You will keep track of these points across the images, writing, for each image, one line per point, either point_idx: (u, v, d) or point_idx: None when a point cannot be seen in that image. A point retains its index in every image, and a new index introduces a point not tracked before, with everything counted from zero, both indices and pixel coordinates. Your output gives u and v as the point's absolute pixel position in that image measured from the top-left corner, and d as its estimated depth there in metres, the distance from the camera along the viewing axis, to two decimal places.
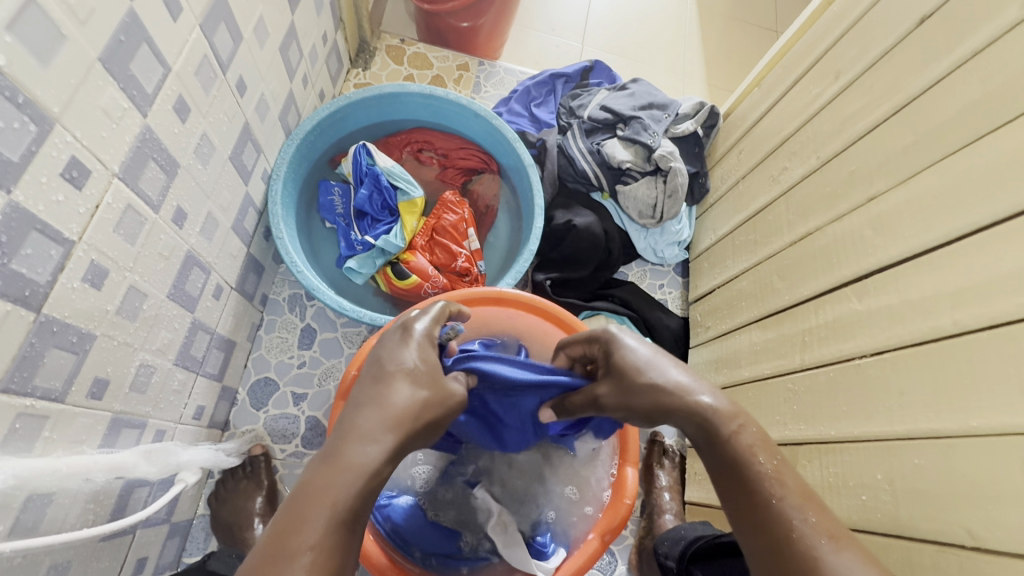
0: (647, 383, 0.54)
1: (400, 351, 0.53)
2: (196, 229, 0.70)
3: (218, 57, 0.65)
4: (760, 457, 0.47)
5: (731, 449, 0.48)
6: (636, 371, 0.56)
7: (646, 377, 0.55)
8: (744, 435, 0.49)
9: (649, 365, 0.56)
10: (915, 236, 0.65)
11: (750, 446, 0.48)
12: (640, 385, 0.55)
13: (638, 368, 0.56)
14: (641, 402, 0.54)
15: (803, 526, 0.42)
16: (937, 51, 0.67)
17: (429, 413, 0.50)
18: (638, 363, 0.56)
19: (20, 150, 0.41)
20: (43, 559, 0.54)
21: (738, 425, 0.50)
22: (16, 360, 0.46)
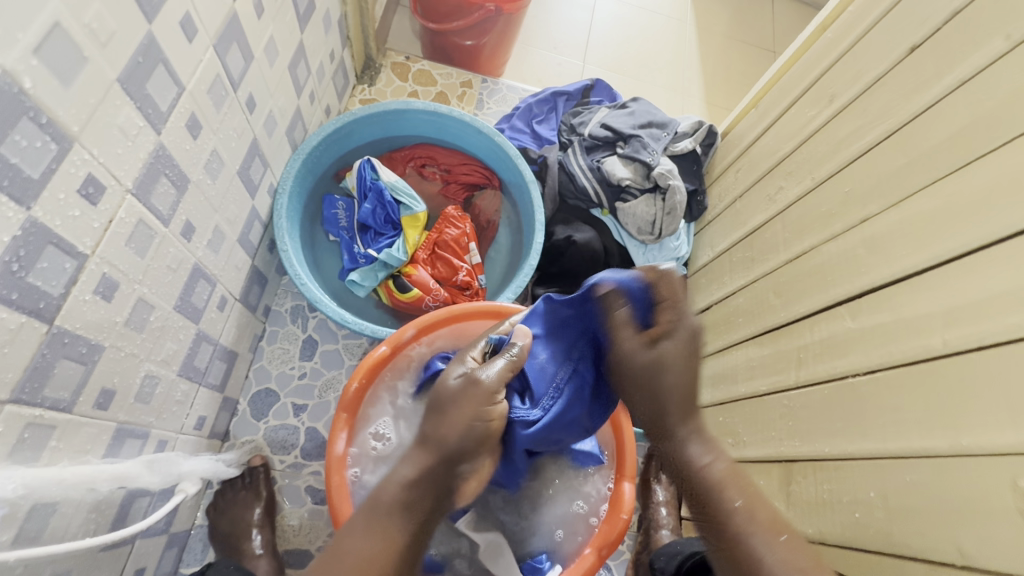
0: (690, 355, 0.61)
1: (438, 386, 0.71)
2: (203, 242, 0.71)
3: (230, 76, 0.67)
4: (731, 494, 0.57)
5: (703, 483, 0.58)
6: (689, 343, 0.61)
7: (693, 347, 0.61)
8: (711, 465, 0.59)
9: (698, 335, 0.62)
10: (907, 257, 0.66)
11: (721, 476, 0.58)
12: (688, 355, 0.60)
13: (693, 337, 0.61)
14: (670, 381, 0.60)
15: (770, 557, 0.53)
16: (927, 78, 0.70)
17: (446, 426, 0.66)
18: (690, 332, 0.61)
19: (41, 168, 0.43)
20: (45, 568, 0.55)
21: (709, 458, 0.59)
22: (27, 371, 0.47)
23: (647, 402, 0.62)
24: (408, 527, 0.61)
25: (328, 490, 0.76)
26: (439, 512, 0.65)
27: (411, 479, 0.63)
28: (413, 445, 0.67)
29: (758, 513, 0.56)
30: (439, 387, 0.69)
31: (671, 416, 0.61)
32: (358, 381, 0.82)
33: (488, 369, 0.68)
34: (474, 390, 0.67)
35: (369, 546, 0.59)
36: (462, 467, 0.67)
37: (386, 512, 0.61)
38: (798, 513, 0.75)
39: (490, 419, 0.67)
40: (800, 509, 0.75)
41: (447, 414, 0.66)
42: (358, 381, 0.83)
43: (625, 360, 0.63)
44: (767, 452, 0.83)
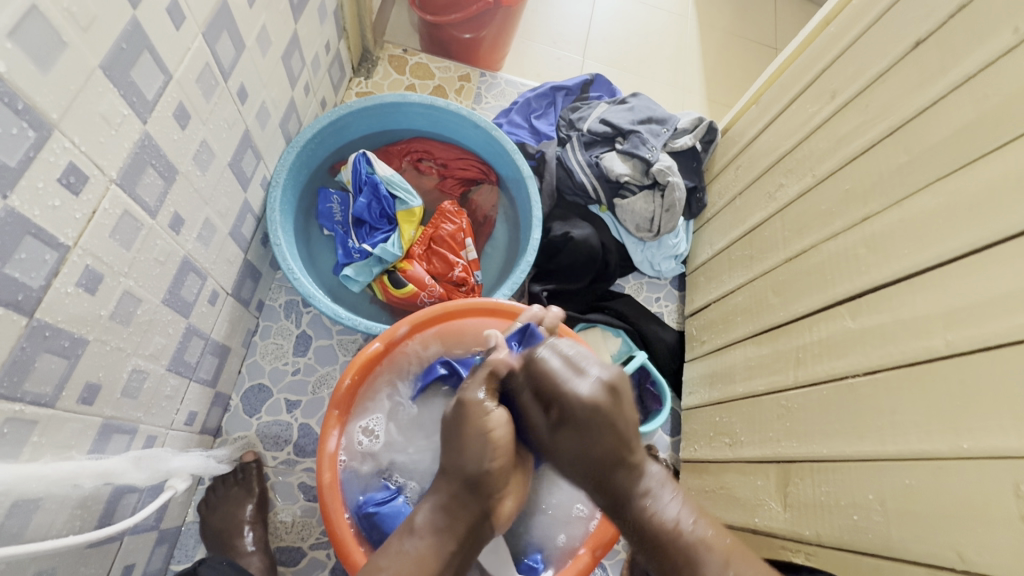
0: (598, 425, 0.62)
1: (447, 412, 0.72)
2: (193, 234, 0.70)
3: (220, 65, 0.66)
4: (687, 534, 0.59)
5: (659, 532, 0.59)
6: (589, 416, 0.62)
7: (594, 415, 0.61)
8: (660, 510, 0.61)
9: (601, 400, 0.62)
10: (909, 257, 0.65)
11: (674, 523, 0.59)
12: (592, 427, 0.62)
13: (591, 412, 0.61)
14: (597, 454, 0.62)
15: None
16: (931, 73, 0.68)
17: (465, 452, 0.67)
18: (584, 405, 0.62)
19: (18, 155, 0.41)
20: (28, 566, 0.54)
21: (660, 505, 0.61)
22: (7, 364, 0.46)
23: (583, 475, 0.64)
24: (445, 549, 0.63)
25: (320, 490, 0.75)
26: (475, 533, 0.66)
27: (440, 504, 0.66)
28: (437, 474, 0.69)
29: (709, 556, 0.57)
30: (445, 417, 0.71)
31: (615, 476, 0.63)
32: (351, 377, 0.81)
33: (479, 385, 0.71)
34: (468, 407, 0.69)
35: (403, 565, 0.60)
36: (490, 489, 0.67)
37: (420, 534, 0.63)
38: (796, 515, 0.74)
39: (492, 430, 0.67)
40: (797, 511, 0.74)
41: (458, 436, 0.67)
42: (350, 378, 0.81)
43: (550, 454, 0.67)
44: (764, 453, 0.81)
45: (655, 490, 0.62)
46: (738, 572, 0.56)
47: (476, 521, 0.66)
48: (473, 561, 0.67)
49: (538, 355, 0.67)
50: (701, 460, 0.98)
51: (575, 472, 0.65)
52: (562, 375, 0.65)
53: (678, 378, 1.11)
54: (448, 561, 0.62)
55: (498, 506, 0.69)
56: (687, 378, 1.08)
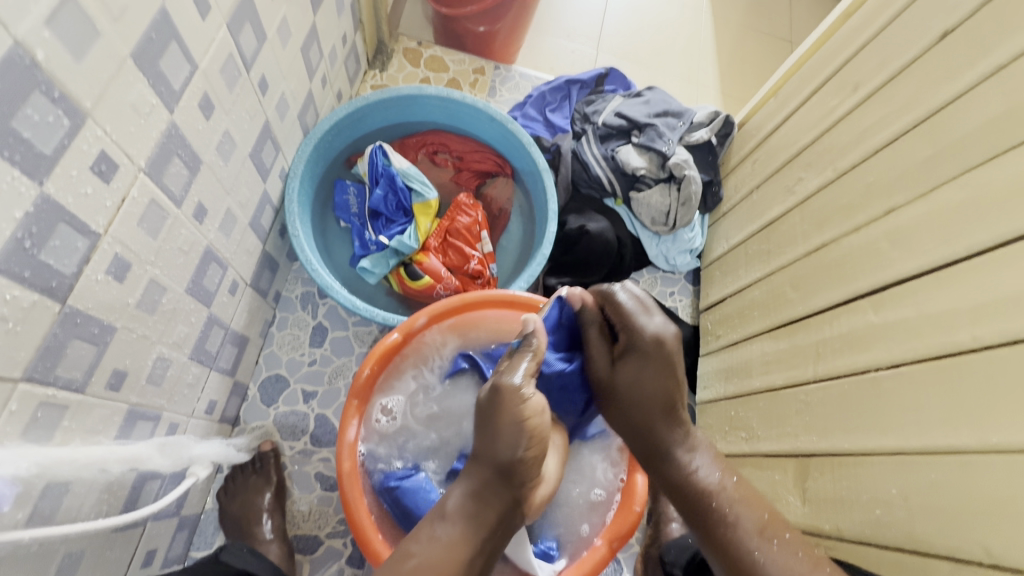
0: (659, 360, 0.67)
1: (479, 397, 0.70)
2: (215, 225, 0.71)
3: (243, 56, 0.66)
4: (729, 488, 0.61)
5: (698, 488, 0.61)
6: (653, 349, 0.68)
7: (659, 349, 0.68)
8: (698, 464, 0.63)
9: (666, 336, 0.68)
10: (934, 251, 0.64)
11: (717, 482, 0.61)
12: (654, 360, 0.67)
13: (657, 345, 0.68)
14: (651, 390, 0.67)
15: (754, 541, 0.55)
16: (959, 65, 0.67)
17: (495, 442, 0.65)
18: (650, 338, 0.68)
19: (53, 143, 0.42)
20: (57, 548, 0.55)
21: (697, 464, 0.63)
22: (40, 350, 0.46)
23: (635, 413, 0.68)
24: (476, 537, 0.61)
25: (340, 478, 0.76)
26: (507, 523, 0.65)
27: (471, 491, 0.65)
28: (469, 460, 0.67)
29: (746, 510, 0.58)
30: (478, 404, 0.69)
31: (659, 427, 0.67)
32: (370, 367, 0.82)
33: (514, 372, 0.69)
34: (505, 397, 0.66)
35: (434, 552, 0.59)
36: (524, 478, 0.65)
37: (451, 520, 0.62)
38: (814, 510, 0.74)
39: (528, 419, 0.65)
40: (815, 506, 0.74)
41: (492, 423, 0.65)
42: (370, 368, 0.82)
43: (603, 386, 0.72)
44: (782, 447, 0.81)
45: (700, 448, 0.65)
46: (776, 533, 0.56)
47: (508, 509, 0.65)
48: (502, 551, 0.65)
49: (610, 291, 0.73)
50: None
51: (626, 410, 0.69)
52: (631, 311, 0.70)
53: (692, 372, 1.11)
54: (478, 550, 0.61)
55: (528, 494, 0.68)
56: (701, 373, 1.08)
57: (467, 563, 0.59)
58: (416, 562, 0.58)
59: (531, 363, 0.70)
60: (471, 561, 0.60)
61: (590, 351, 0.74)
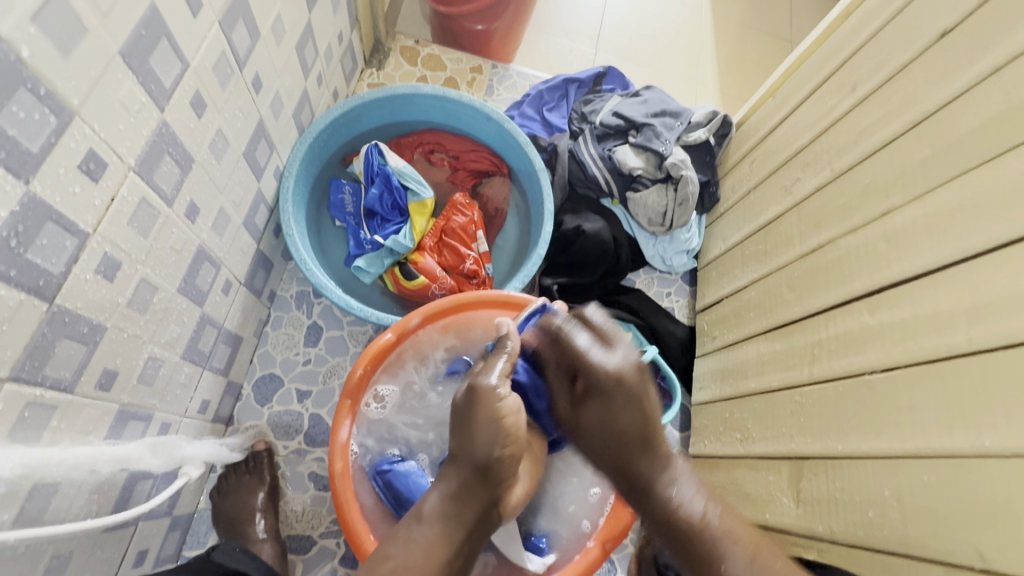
0: (620, 396, 0.65)
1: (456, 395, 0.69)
2: (208, 224, 0.70)
3: (236, 54, 0.66)
4: (715, 523, 0.57)
5: (683, 525, 0.57)
6: (612, 387, 0.66)
7: (617, 384, 0.65)
8: (682, 494, 0.59)
9: (625, 371, 0.66)
10: (930, 252, 0.64)
11: (702, 517, 0.57)
12: (614, 395, 0.65)
13: (615, 380, 0.66)
14: (619, 424, 0.64)
15: None
16: (957, 65, 0.67)
17: (469, 443, 0.64)
18: (609, 374, 0.66)
19: (40, 141, 0.42)
20: (46, 549, 0.55)
21: (682, 496, 0.59)
22: (27, 350, 0.46)
23: (605, 452, 0.65)
24: (454, 537, 0.60)
25: (332, 478, 0.75)
26: (483, 523, 0.63)
27: (448, 493, 0.62)
28: (446, 460, 0.65)
29: (736, 550, 0.54)
30: (454, 404, 0.68)
31: (633, 460, 0.63)
32: (363, 367, 0.81)
33: (489, 373, 0.69)
34: (481, 395, 0.66)
35: (412, 556, 0.57)
36: (499, 477, 0.64)
37: (428, 522, 0.61)
38: (809, 512, 0.74)
39: (504, 418, 0.64)
40: (809, 508, 0.74)
41: (468, 422, 0.64)
42: (362, 368, 0.81)
43: (574, 433, 0.71)
44: (776, 448, 0.81)
45: (681, 478, 0.61)
46: (766, 564, 0.53)
47: (485, 508, 0.63)
48: (481, 549, 0.64)
49: (561, 330, 0.72)
50: (710, 455, 0.98)
51: (599, 456, 0.66)
52: (586, 348, 0.69)
53: (688, 372, 1.10)
54: (455, 551, 0.60)
55: (504, 492, 0.66)
56: (697, 373, 1.07)
57: (446, 565, 0.58)
58: (394, 565, 0.57)
59: (507, 363, 0.71)
60: (449, 563, 0.59)
61: (556, 394, 0.74)
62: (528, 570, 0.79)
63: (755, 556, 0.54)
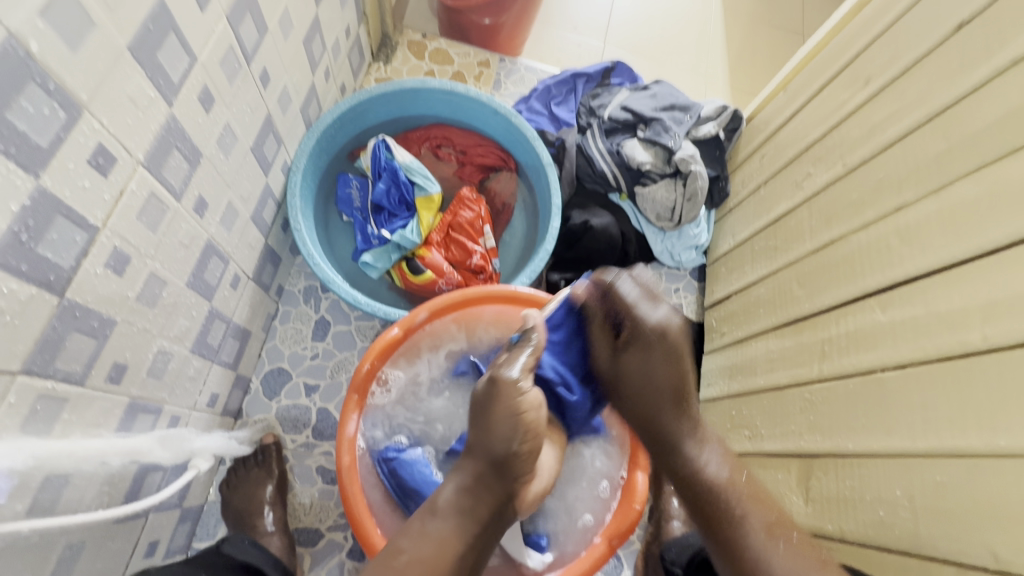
0: (661, 350, 0.68)
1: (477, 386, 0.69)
2: (217, 218, 0.71)
3: (243, 48, 0.66)
4: (738, 482, 0.60)
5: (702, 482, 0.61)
6: (656, 339, 0.68)
7: (662, 339, 0.68)
8: (709, 460, 0.63)
9: (670, 327, 0.68)
10: (946, 248, 0.63)
11: (726, 478, 0.60)
12: (658, 348, 0.68)
13: (661, 334, 0.68)
14: (658, 377, 0.67)
15: (759, 538, 0.54)
16: (976, 56, 0.65)
17: (487, 437, 0.64)
18: (654, 328, 0.68)
19: (49, 136, 0.42)
20: (58, 539, 0.55)
21: (706, 458, 0.63)
22: (39, 343, 0.46)
23: (639, 400, 0.69)
24: (468, 532, 0.59)
25: (339, 472, 0.76)
26: (498, 520, 0.63)
27: (464, 486, 0.62)
28: (463, 454, 0.65)
29: (754, 507, 0.57)
30: (473, 397, 0.68)
31: (662, 414, 0.67)
32: (370, 362, 0.81)
33: (510, 366, 0.69)
34: (502, 388, 0.66)
35: (424, 550, 0.57)
36: (518, 470, 0.63)
37: (442, 516, 0.60)
38: (817, 510, 0.73)
39: (524, 412, 0.64)
40: (818, 506, 0.73)
41: (488, 415, 0.64)
42: (370, 362, 0.82)
43: (610, 379, 0.73)
44: (786, 446, 0.80)
45: (709, 442, 0.65)
46: (784, 533, 0.55)
47: (499, 504, 0.62)
48: (495, 546, 0.63)
49: (611, 282, 0.72)
50: None
51: (633, 400, 0.70)
52: (635, 301, 0.70)
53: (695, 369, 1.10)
54: (469, 547, 0.59)
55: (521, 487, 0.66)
56: (705, 370, 1.07)
57: (461, 560, 0.58)
58: (406, 559, 0.56)
59: (530, 356, 0.70)
60: (462, 559, 0.58)
61: (595, 344, 0.75)
62: (526, 566, 0.80)
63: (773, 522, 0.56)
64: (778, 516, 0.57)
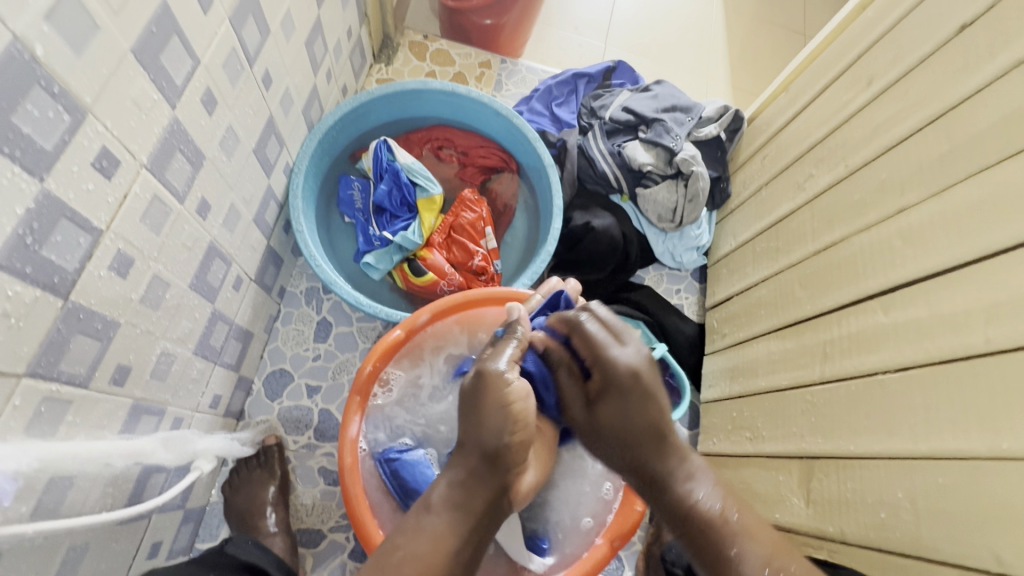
0: (634, 394, 0.62)
1: (467, 377, 0.69)
2: (219, 220, 0.71)
3: (246, 50, 0.66)
4: (735, 520, 0.54)
5: (695, 521, 0.55)
6: (629, 383, 0.62)
7: (635, 380, 0.62)
8: (700, 493, 0.56)
9: (642, 368, 0.63)
10: (948, 250, 0.63)
11: (720, 513, 0.55)
12: (632, 391, 0.62)
13: (633, 377, 0.62)
14: (636, 422, 0.61)
15: None
16: (978, 58, 0.65)
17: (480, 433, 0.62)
18: (626, 371, 0.63)
19: (54, 139, 0.42)
20: (62, 541, 0.56)
21: (696, 490, 0.57)
22: (43, 345, 0.47)
23: (619, 451, 0.62)
24: (462, 526, 0.58)
25: (342, 472, 0.76)
26: (495, 514, 0.62)
27: (455, 481, 0.61)
28: (455, 449, 0.65)
29: (752, 544, 0.52)
30: (462, 390, 0.68)
31: (647, 459, 0.59)
32: (372, 364, 0.81)
33: (497, 358, 0.70)
34: (490, 378, 0.66)
35: (419, 544, 0.56)
36: (509, 464, 0.63)
37: (436, 511, 0.59)
38: (819, 512, 0.73)
39: (512, 403, 0.64)
40: (819, 508, 0.73)
41: (478, 408, 0.64)
42: (372, 364, 0.82)
43: (587, 433, 0.66)
44: (788, 448, 0.80)
45: (698, 475, 0.58)
46: (782, 567, 0.51)
47: (495, 496, 0.62)
48: (494, 538, 0.62)
49: (576, 321, 0.68)
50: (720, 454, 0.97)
51: (612, 451, 0.62)
52: (602, 341, 0.66)
53: (697, 370, 1.10)
54: (465, 540, 0.58)
55: (515, 479, 0.66)
56: (707, 371, 1.07)
57: (456, 552, 0.57)
58: (401, 554, 0.55)
59: (516, 348, 0.72)
60: (457, 553, 0.57)
61: (567, 398, 0.71)
62: (528, 568, 0.80)
63: (772, 561, 0.51)
64: (773, 550, 0.52)
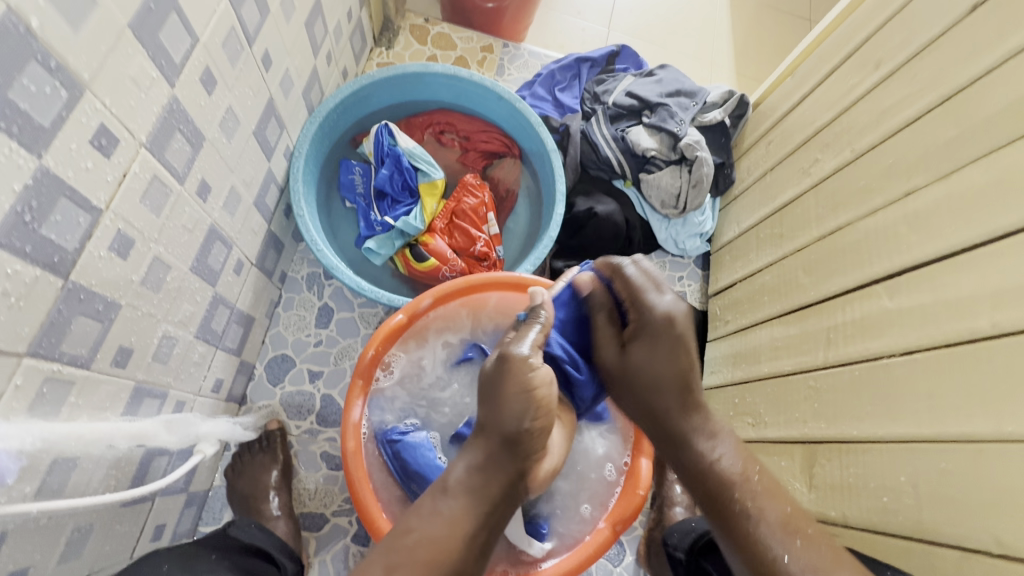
0: (668, 341, 0.64)
1: (488, 363, 0.68)
2: (220, 203, 0.70)
3: (245, 29, 0.65)
4: (753, 477, 0.58)
5: (714, 476, 0.58)
6: (662, 329, 0.64)
7: (670, 328, 0.64)
8: (720, 452, 0.60)
9: (677, 315, 0.64)
10: (955, 234, 0.62)
11: (741, 471, 0.58)
12: (664, 339, 0.64)
13: (668, 323, 0.64)
14: (663, 370, 0.63)
15: (769, 534, 0.54)
16: (990, 38, 0.64)
17: (499, 416, 0.63)
18: (661, 316, 0.64)
19: (51, 116, 0.41)
20: (67, 522, 0.56)
21: (719, 453, 0.60)
22: (45, 326, 0.46)
23: (644, 396, 0.64)
24: (478, 510, 0.59)
25: (345, 457, 0.76)
26: (511, 500, 0.62)
27: (474, 465, 0.61)
28: (473, 432, 0.65)
29: (769, 504, 0.56)
30: (484, 375, 0.67)
31: (670, 406, 0.62)
32: (375, 348, 0.81)
33: (520, 343, 0.68)
34: (513, 364, 0.65)
35: (435, 529, 0.57)
36: (529, 450, 0.62)
37: (453, 495, 0.60)
38: (821, 496, 0.73)
39: (535, 389, 0.63)
40: (821, 492, 0.73)
41: (498, 393, 0.63)
42: (375, 349, 0.81)
43: (615, 373, 0.69)
44: (790, 433, 0.80)
45: (720, 434, 0.61)
46: (799, 529, 0.54)
47: (513, 480, 0.61)
48: (508, 524, 0.63)
49: (616, 267, 0.69)
50: None
51: (637, 395, 0.65)
52: (641, 286, 0.67)
53: (700, 357, 1.10)
54: (481, 525, 0.58)
55: (534, 465, 0.65)
56: (709, 358, 1.06)
57: (472, 537, 0.57)
58: (416, 537, 0.56)
59: (540, 334, 0.70)
60: (474, 537, 0.58)
61: (597, 337, 0.73)
62: (528, 554, 0.80)
63: (787, 518, 0.55)
64: (788, 513, 0.55)
